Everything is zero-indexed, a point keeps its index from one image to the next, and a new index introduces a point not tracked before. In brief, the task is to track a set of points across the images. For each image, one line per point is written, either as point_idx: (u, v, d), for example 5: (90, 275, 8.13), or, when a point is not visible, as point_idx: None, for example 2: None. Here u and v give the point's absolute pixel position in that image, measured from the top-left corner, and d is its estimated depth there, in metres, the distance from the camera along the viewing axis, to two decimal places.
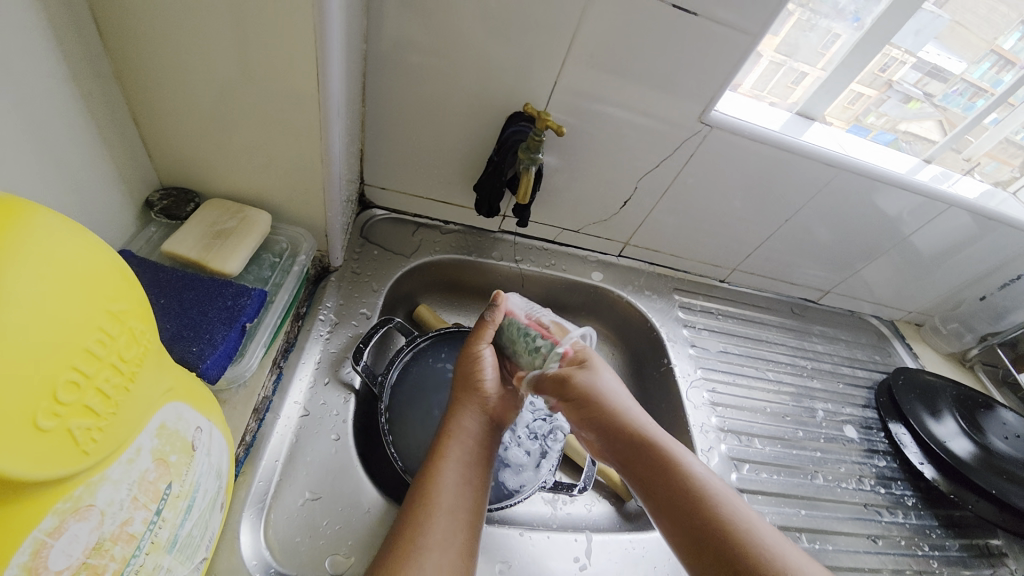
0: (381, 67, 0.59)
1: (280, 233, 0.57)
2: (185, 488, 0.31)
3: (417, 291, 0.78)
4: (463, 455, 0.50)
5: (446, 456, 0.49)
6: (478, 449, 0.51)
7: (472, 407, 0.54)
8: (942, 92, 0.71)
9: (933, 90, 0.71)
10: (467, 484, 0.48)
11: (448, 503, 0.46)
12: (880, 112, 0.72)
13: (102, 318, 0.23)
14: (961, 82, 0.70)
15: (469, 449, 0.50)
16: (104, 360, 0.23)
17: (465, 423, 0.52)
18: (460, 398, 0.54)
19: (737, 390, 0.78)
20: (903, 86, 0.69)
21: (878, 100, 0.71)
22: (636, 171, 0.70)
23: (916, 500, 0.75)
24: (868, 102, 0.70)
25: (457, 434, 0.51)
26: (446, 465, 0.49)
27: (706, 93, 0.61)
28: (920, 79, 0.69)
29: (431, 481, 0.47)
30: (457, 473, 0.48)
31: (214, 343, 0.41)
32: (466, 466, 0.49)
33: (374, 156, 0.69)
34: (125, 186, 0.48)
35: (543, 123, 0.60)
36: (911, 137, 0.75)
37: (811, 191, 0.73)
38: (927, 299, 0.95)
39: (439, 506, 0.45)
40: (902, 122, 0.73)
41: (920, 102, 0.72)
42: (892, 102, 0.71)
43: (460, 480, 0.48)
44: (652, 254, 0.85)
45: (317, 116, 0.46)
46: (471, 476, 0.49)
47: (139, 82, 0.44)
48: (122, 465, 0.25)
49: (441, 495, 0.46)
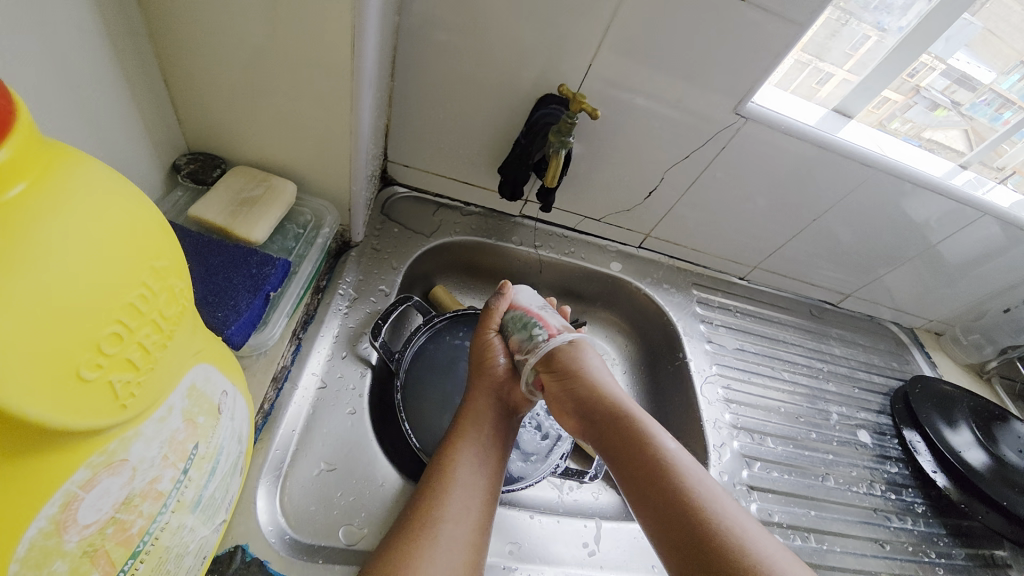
0: (410, 43, 0.58)
1: (304, 204, 0.57)
2: (210, 450, 0.31)
3: (435, 271, 0.77)
4: (481, 436, 0.50)
5: (463, 435, 0.50)
6: (495, 431, 0.52)
7: (489, 392, 0.54)
8: (969, 101, 0.69)
9: (960, 99, 0.68)
10: (483, 463, 0.48)
11: (464, 479, 0.46)
12: (906, 118, 0.69)
13: (145, 274, 0.23)
14: (989, 92, 0.67)
15: (485, 430, 0.51)
16: (146, 316, 0.23)
17: (479, 404, 0.53)
18: (474, 383, 0.55)
19: (750, 388, 0.78)
20: (931, 92, 0.67)
21: (905, 106, 0.68)
22: (664, 162, 0.69)
23: (926, 507, 0.74)
24: (894, 107, 0.68)
25: (472, 415, 0.52)
26: (463, 443, 0.49)
27: (742, 86, 0.59)
28: (948, 87, 0.67)
29: (447, 458, 0.48)
30: (471, 451, 0.49)
31: (239, 310, 0.41)
32: (483, 446, 0.49)
33: (398, 133, 0.68)
34: (153, 148, 0.47)
35: (578, 105, 0.58)
36: (935, 145, 0.72)
37: (841, 191, 0.71)
38: (949, 308, 0.93)
39: (454, 481, 0.46)
40: (928, 130, 0.71)
41: (948, 109, 0.69)
42: (919, 108, 0.69)
43: (476, 459, 0.48)
44: (672, 247, 0.84)
45: (348, 88, 0.46)
46: (488, 457, 0.49)
47: (171, 42, 0.43)
48: (155, 423, 0.25)
49: (457, 471, 0.46)
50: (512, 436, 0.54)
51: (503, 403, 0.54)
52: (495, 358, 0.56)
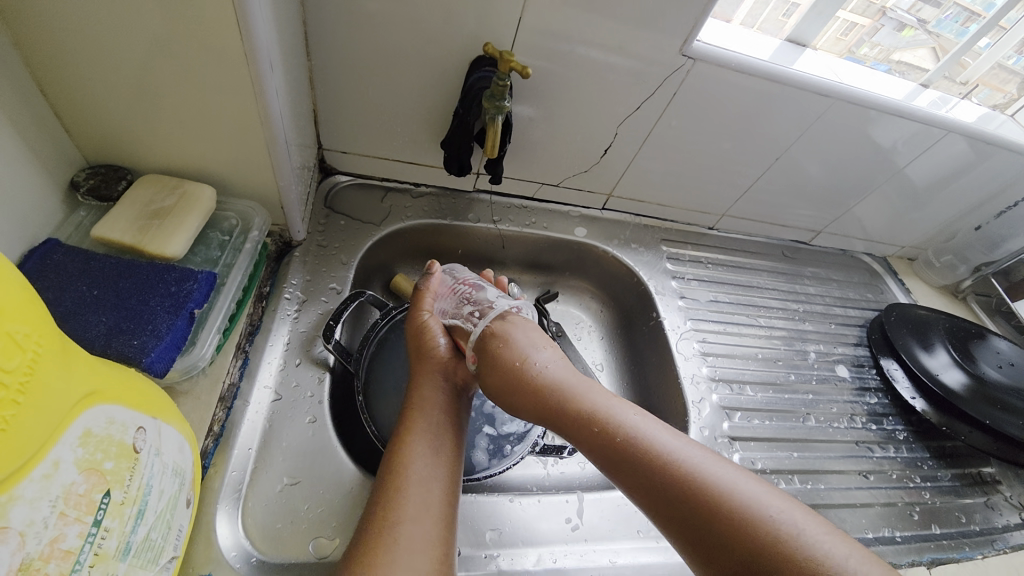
0: (322, 14, 0.53)
1: (229, 208, 0.53)
2: (132, 493, 0.28)
3: (393, 260, 0.74)
4: (434, 426, 0.48)
5: (413, 428, 0.47)
6: (447, 416, 0.50)
7: (433, 379, 0.52)
8: (936, 18, 0.69)
9: (926, 17, 0.68)
10: (439, 453, 0.47)
11: (420, 475, 0.44)
12: (874, 42, 0.69)
13: None
14: (955, 7, 0.69)
15: (437, 417, 0.49)
16: None
17: (427, 392, 0.51)
18: (419, 372, 0.53)
19: (727, 338, 0.77)
20: (897, 13, 0.67)
21: (872, 29, 0.68)
22: (616, 116, 0.65)
23: (907, 434, 0.75)
24: (861, 32, 0.68)
25: (421, 405, 0.50)
26: (416, 436, 0.47)
27: (687, 22, 0.55)
28: (914, 5, 0.67)
29: (399, 454, 0.46)
30: (426, 443, 0.47)
31: (159, 334, 0.39)
32: (436, 436, 0.48)
33: (330, 118, 0.63)
34: (42, 167, 0.43)
35: (507, 65, 0.54)
36: (906, 67, 0.72)
37: (801, 125, 0.68)
38: (920, 232, 0.92)
39: (410, 479, 0.44)
40: (897, 52, 0.71)
41: (915, 29, 0.69)
42: (886, 30, 0.69)
43: (429, 450, 0.46)
44: (636, 205, 0.81)
45: (246, 71, 0.41)
46: (442, 446, 0.47)
47: (44, 47, 0.38)
48: (39, 482, 0.23)
49: (410, 467, 0.45)
50: (466, 418, 0.52)
51: (451, 389, 0.53)
52: (433, 343, 0.55)
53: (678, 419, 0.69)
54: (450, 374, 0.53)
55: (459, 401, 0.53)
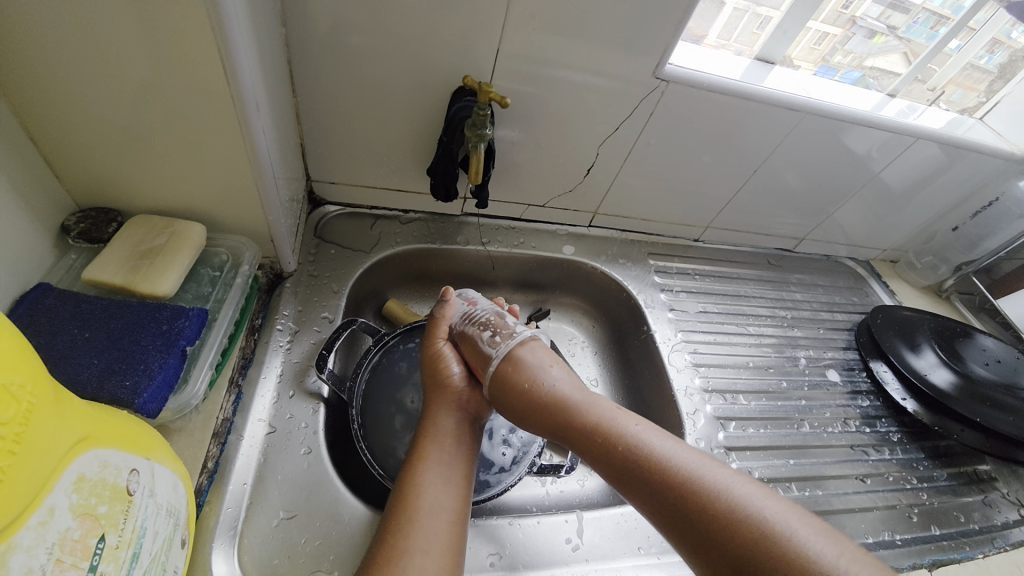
0: (307, 52, 0.55)
1: (219, 244, 0.54)
2: (126, 536, 0.28)
3: (385, 286, 0.75)
4: (447, 455, 0.48)
5: (426, 456, 0.48)
6: (461, 444, 0.50)
7: (448, 406, 0.53)
8: (905, 23, 0.72)
9: (896, 23, 0.71)
10: (450, 481, 0.47)
11: (432, 504, 0.44)
12: (847, 50, 0.72)
13: None
14: (923, 11, 0.71)
15: (448, 445, 0.49)
16: None
17: (440, 419, 0.51)
18: (433, 398, 0.53)
19: (718, 348, 0.78)
20: (866, 21, 0.70)
21: (844, 38, 0.71)
22: (596, 136, 0.67)
23: (901, 435, 0.76)
24: (834, 40, 0.71)
25: (434, 432, 0.50)
26: (427, 466, 0.47)
27: (660, 45, 0.58)
28: (883, 13, 0.70)
29: (412, 483, 0.46)
30: (437, 472, 0.47)
31: (151, 373, 0.39)
32: (447, 464, 0.48)
33: (317, 150, 0.65)
34: (33, 212, 0.43)
35: (486, 95, 0.56)
36: (879, 73, 0.75)
37: (775, 137, 0.70)
38: (901, 235, 0.95)
39: (420, 509, 0.44)
40: (869, 58, 0.74)
41: (885, 35, 0.72)
42: (858, 38, 0.71)
43: (442, 479, 0.46)
44: (622, 221, 0.83)
45: (233, 112, 0.42)
46: (454, 475, 0.47)
47: (36, 99, 0.39)
48: (35, 530, 0.23)
49: (422, 497, 0.45)
50: (478, 446, 0.52)
51: (466, 416, 0.53)
52: (450, 369, 0.55)
53: (673, 431, 0.70)
54: (465, 401, 0.54)
55: (472, 429, 0.53)
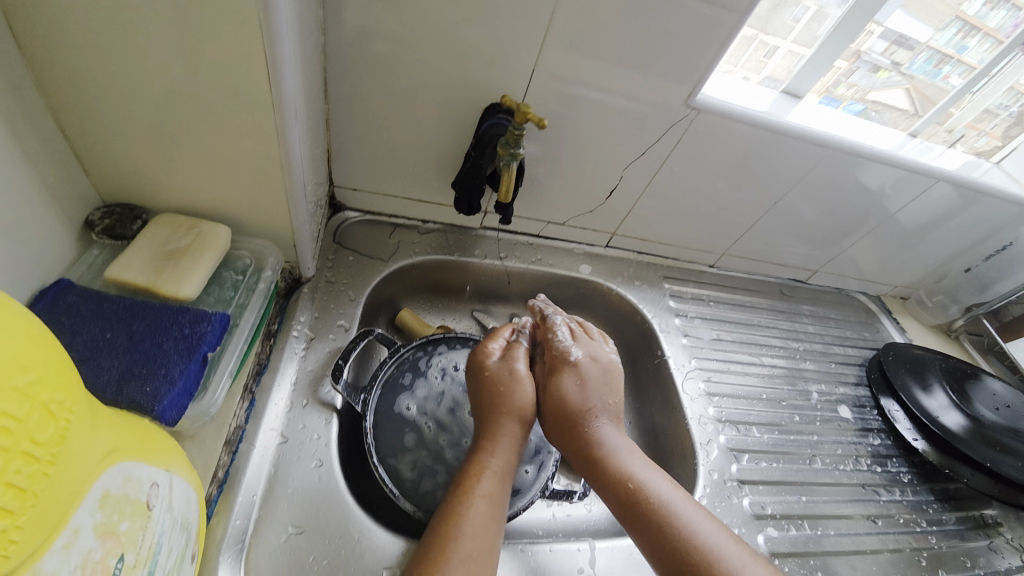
0: (341, 59, 0.55)
1: (242, 247, 0.53)
2: (143, 555, 0.27)
3: (399, 295, 0.74)
4: (493, 487, 0.46)
5: (475, 487, 0.45)
6: (508, 479, 0.47)
7: (503, 432, 0.50)
8: (909, 61, 0.70)
9: (901, 59, 0.70)
10: (495, 516, 0.44)
11: (472, 540, 0.41)
12: (850, 83, 0.71)
13: (4, 397, 0.19)
14: (928, 49, 0.70)
15: (499, 476, 0.47)
16: (12, 449, 0.19)
17: (496, 445, 0.49)
18: (492, 418, 0.50)
19: (731, 377, 0.77)
20: (871, 57, 0.68)
21: (848, 71, 0.69)
22: (621, 159, 0.67)
23: (911, 476, 0.75)
24: (838, 73, 0.69)
25: (487, 462, 0.47)
26: (473, 496, 0.44)
27: (694, 73, 0.58)
28: (888, 48, 0.68)
29: (457, 514, 0.43)
30: (483, 506, 0.44)
31: (172, 379, 0.38)
32: (494, 497, 0.45)
33: (342, 156, 0.64)
34: (59, 206, 0.42)
35: (524, 116, 0.55)
36: (881, 106, 0.74)
37: (800, 170, 0.71)
38: (913, 273, 0.95)
39: (462, 543, 0.41)
40: (872, 92, 0.72)
41: (889, 71, 0.71)
42: (861, 72, 0.70)
43: (488, 513, 0.44)
44: (639, 243, 0.83)
45: (272, 118, 0.42)
46: (498, 511, 0.45)
47: (71, 88, 0.39)
48: (60, 554, 0.21)
49: (465, 532, 0.42)
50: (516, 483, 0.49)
51: (520, 446, 0.50)
52: (511, 395, 0.52)
53: (684, 461, 0.69)
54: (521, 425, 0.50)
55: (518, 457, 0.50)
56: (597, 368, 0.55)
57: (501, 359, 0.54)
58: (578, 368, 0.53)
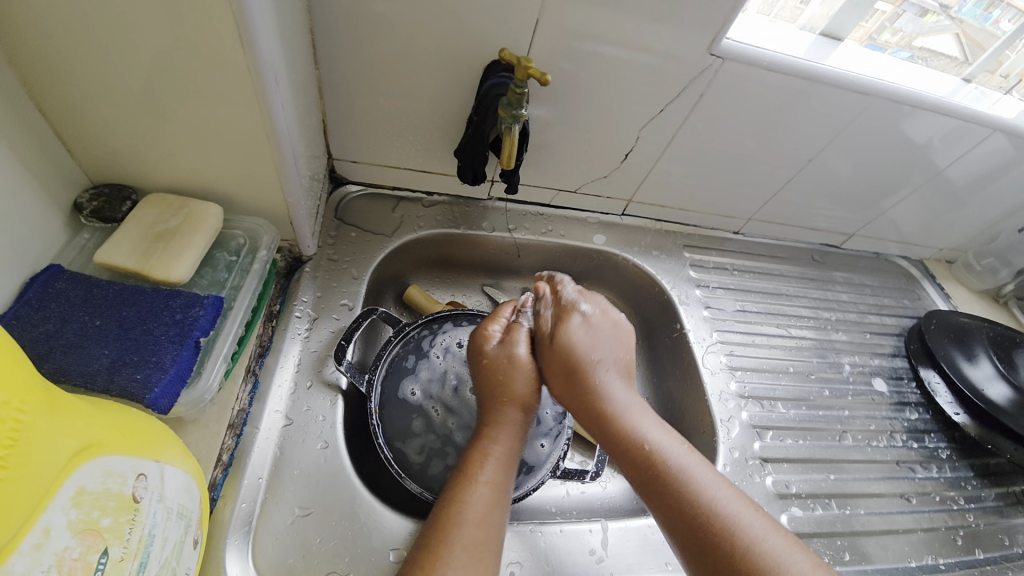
0: (329, 21, 0.51)
1: (236, 227, 0.51)
2: (133, 547, 0.27)
3: (406, 271, 0.72)
4: (496, 473, 0.44)
5: (477, 475, 0.44)
6: (513, 463, 0.46)
7: (505, 417, 0.48)
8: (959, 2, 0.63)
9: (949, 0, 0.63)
10: (498, 503, 0.43)
11: (474, 528, 0.40)
12: (896, 28, 0.63)
13: None
14: None
15: (501, 461, 0.45)
16: None
17: (498, 431, 0.47)
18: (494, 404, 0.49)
19: (755, 351, 0.73)
20: None
21: (894, 15, 0.62)
22: (637, 119, 0.62)
23: (950, 452, 0.71)
24: (883, 18, 0.62)
25: (489, 448, 0.46)
26: (474, 484, 0.43)
27: (718, 18, 0.52)
28: None
29: (458, 503, 0.42)
30: (484, 493, 0.42)
31: (164, 366, 0.38)
32: (497, 483, 0.44)
33: (339, 127, 0.61)
34: (44, 190, 0.41)
35: (525, 71, 0.50)
36: (929, 54, 0.66)
37: (837, 124, 0.64)
38: (960, 235, 0.87)
39: (463, 532, 0.40)
40: (919, 38, 0.65)
41: (937, 14, 0.63)
42: (908, 15, 0.63)
43: (490, 500, 0.42)
44: (657, 210, 0.78)
45: (251, 87, 0.39)
46: (503, 496, 0.43)
47: (39, 65, 0.36)
48: (29, 555, 0.21)
49: (466, 520, 0.41)
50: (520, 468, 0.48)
51: (523, 430, 0.48)
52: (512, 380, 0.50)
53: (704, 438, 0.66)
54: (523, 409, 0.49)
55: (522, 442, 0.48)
56: (602, 322, 0.53)
57: (501, 343, 0.52)
58: (576, 324, 0.52)
